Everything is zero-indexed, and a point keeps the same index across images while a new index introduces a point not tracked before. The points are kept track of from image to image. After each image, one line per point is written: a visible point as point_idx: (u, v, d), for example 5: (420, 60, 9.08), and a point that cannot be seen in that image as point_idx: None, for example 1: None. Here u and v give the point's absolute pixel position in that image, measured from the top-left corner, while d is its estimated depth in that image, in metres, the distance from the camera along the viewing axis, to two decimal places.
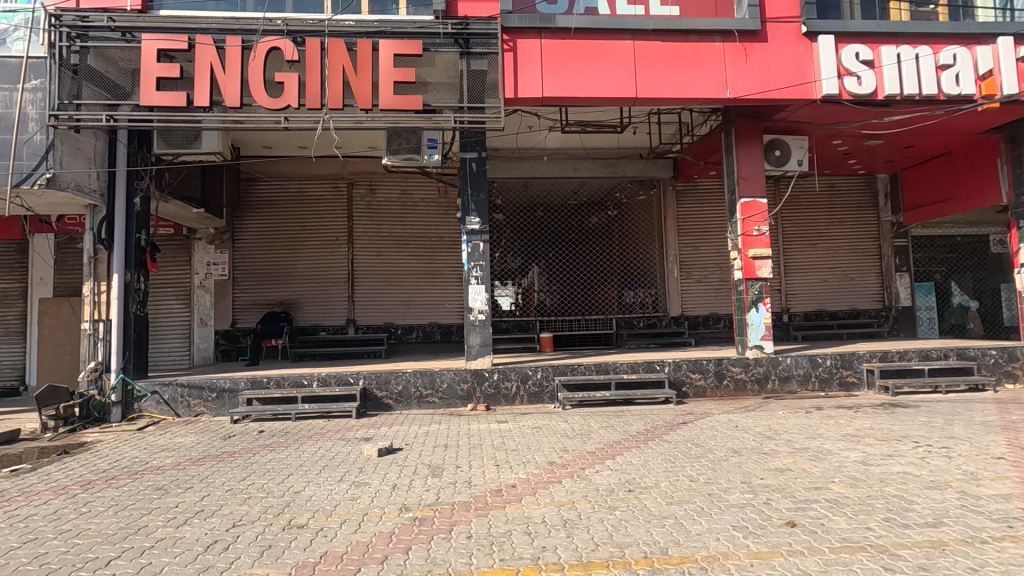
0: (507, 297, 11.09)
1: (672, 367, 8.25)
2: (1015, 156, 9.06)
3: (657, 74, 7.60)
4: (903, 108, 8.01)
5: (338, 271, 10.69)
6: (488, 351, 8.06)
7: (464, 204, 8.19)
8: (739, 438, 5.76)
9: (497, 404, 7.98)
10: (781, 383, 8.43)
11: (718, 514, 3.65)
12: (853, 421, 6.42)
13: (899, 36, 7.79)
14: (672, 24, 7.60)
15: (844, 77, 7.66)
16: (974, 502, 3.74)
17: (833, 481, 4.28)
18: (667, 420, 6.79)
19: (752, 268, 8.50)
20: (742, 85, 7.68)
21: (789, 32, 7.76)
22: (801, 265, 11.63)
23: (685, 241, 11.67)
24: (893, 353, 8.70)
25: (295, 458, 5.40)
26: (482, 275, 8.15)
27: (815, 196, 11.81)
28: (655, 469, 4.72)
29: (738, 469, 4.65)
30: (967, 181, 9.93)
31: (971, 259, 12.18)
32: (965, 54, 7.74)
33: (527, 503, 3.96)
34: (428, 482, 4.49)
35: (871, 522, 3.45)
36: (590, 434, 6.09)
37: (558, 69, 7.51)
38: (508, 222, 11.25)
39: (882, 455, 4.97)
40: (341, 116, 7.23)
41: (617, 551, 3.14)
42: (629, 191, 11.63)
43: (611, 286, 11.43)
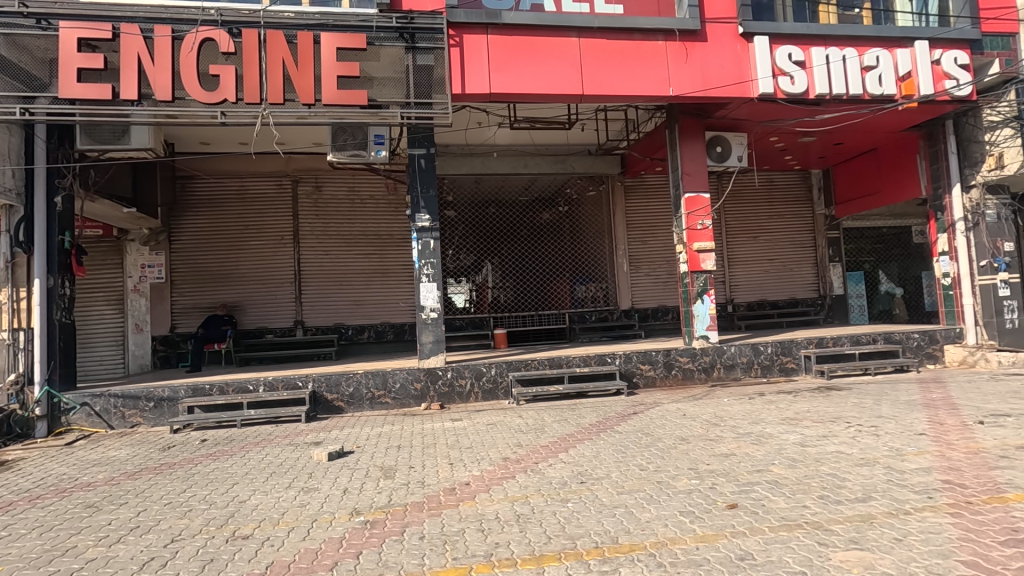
0: (461, 295, 11.08)
1: (623, 359, 8.43)
2: (932, 152, 9.78)
3: (603, 71, 7.71)
4: (832, 107, 8.46)
5: (285, 272, 10.36)
6: (441, 349, 7.99)
7: (414, 201, 8.07)
8: (686, 426, 5.95)
9: (452, 402, 7.94)
10: (726, 371, 8.76)
11: (667, 501, 3.76)
12: (792, 405, 6.75)
13: (828, 38, 8.22)
14: (617, 23, 7.73)
15: (778, 77, 8.00)
16: (899, 477, 4.00)
17: (773, 463, 4.48)
18: (619, 411, 6.94)
19: (697, 260, 8.78)
20: (685, 83, 7.91)
21: (727, 32, 8.03)
22: (743, 258, 12.10)
23: (634, 236, 11.91)
24: (828, 339, 9.20)
25: (240, 466, 5.21)
26: (434, 273, 8.07)
27: (755, 190, 12.29)
28: (606, 459, 4.81)
29: (686, 456, 4.80)
30: (892, 176, 10.58)
31: (896, 249, 12.94)
32: (887, 55, 8.23)
33: (480, 500, 3.97)
34: (380, 485, 4.42)
35: (807, 501, 3.63)
36: (544, 429, 6.15)
37: (505, 65, 7.50)
38: (459, 218, 11.17)
39: (817, 436, 5.25)
40: (282, 111, 6.98)
41: (569, 542, 3.18)
42: (579, 188, 11.81)
43: (564, 281, 11.60)
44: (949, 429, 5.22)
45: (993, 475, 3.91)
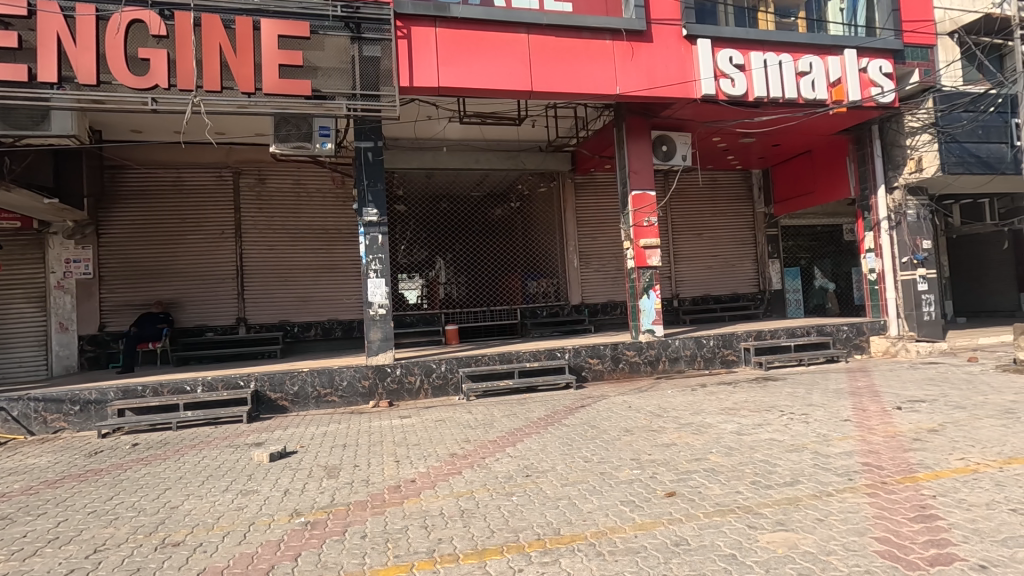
0: (413, 290, 10.99)
1: (572, 354, 8.56)
2: (861, 154, 10.36)
3: (552, 68, 7.77)
4: (770, 109, 8.81)
5: (226, 268, 9.95)
6: (390, 346, 7.89)
7: (360, 195, 7.90)
8: (631, 418, 6.10)
9: (400, 399, 7.84)
10: (670, 364, 9.03)
11: (609, 492, 3.84)
12: (732, 395, 7.05)
13: (765, 44, 8.57)
14: (565, 21, 7.79)
15: (720, 79, 8.27)
16: (825, 461, 4.24)
17: (711, 451, 4.66)
18: (567, 404, 7.04)
19: (643, 256, 9.00)
20: (631, 82, 8.06)
21: (672, 34, 8.24)
22: (689, 254, 12.49)
23: (584, 232, 12.06)
24: (765, 332, 9.63)
25: (174, 470, 4.97)
26: (382, 268, 7.94)
27: (699, 189, 12.68)
28: (552, 452, 4.88)
29: (629, 447, 4.92)
30: (825, 176, 11.15)
31: (830, 246, 13.67)
32: (820, 62, 8.64)
33: (425, 497, 3.94)
34: (323, 485, 4.32)
35: (741, 486, 3.79)
36: (492, 424, 6.16)
37: (454, 58, 7.44)
38: (411, 214, 11.05)
39: (753, 425, 5.49)
40: (220, 99, 6.68)
41: (512, 536, 3.21)
42: (530, 184, 11.84)
43: (515, 277, 11.64)
44: (871, 415, 5.57)
45: (907, 457, 4.20)
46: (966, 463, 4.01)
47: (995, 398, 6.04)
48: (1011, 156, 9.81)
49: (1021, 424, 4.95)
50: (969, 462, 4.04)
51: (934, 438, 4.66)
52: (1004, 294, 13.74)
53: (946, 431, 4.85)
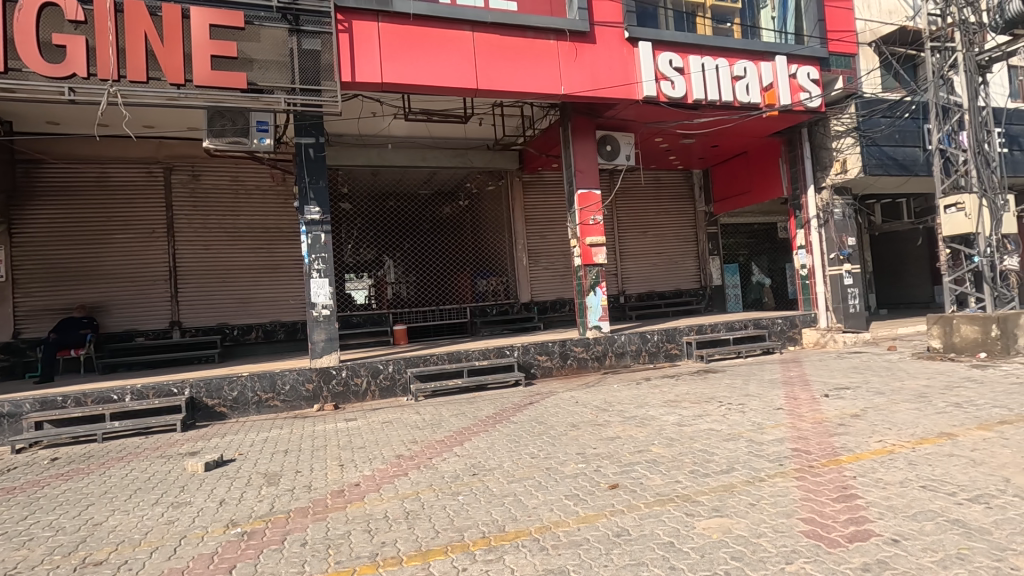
0: (361, 290, 10.83)
1: (521, 351, 8.61)
2: (792, 156, 10.90)
3: (497, 67, 7.77)
4: (708, 111, 9.14)
5: (158, 269, 9.44)
6: (335, 347, 7.69)
7: (302, 192, 7.66)
8: (578, 413, 6.21)
9: (347, 402, 7.67)
10: (617, 358, 9.24)
11: (554, 486, 3.89)
12: (675, 388, 7.28)
13: (703, 48, 8.87)
14: (510, 19, 7.82)
15: (661, 81, 8.51)
16: (758, 448, 4.45)
17: (653, 443, 4.79)
18: (516, 402, 7.08)
19: (590, 254, 9.16)
20: (575, 82, 8.17)
21: (614, 36, 8.41)
22: (634, 252, 12.80)
23: (533, 230, 12.07)
24: (706, 326, 10.00)
25: (99, 484, 4.67)
26: (325, 268, 7.74)
27: (643, 188, 13.00)
28: (499, 450, 4.89)
29: (575, 442, 5.00)
30: (760, 176, 11.67)
31: (766, 243, 14.34)
32: (754, 67, 9.04)
33: (369, 500, 3.87)
34: (262, 492, 4.17)
35: (680, 476, 3.92)
36: (440, 423, 6.13)
37: (397, 54, 7.32)
38: (357, 211, 10.85)
39: (693, 416, 5.69)
40: (146, 91, 6.32)
41: (456, 535, 3.20)
42: (479, 182, 11.81)
43: (465, 276, 11.61)
44: (802, 403, 5.88)
45: (832, 441, 4.47)
46: (883, 445, 4.30)
47: (910, 383, 6.52)
48: (924, 159, 10.61)
49: (932, 407, 5.37)
50: (886, 443, 4.33)
51: (856, 423, 4.97)
52: (920, 286, 14.87)
53: (867, 416, 5.19)
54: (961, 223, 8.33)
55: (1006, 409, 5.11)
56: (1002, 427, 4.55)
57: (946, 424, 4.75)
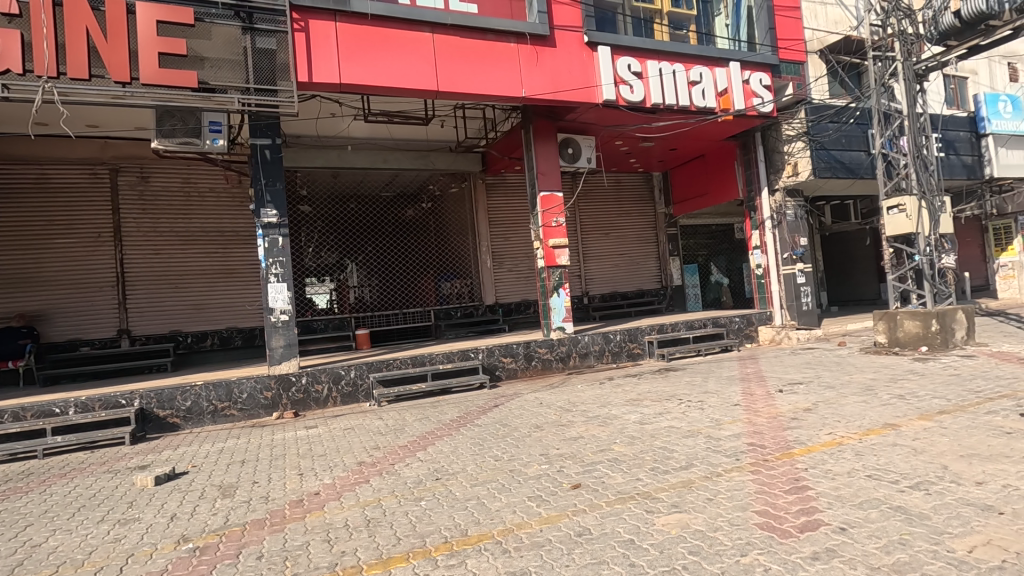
0: (323, 295, 10.65)
1: (485, 354, 8.60)
2: (746, 159, 11.25)
3: (457, 68, 7.75)
4: (666, 115, 9.33)
5: (105, 274, 9.01)
6: (294, 353, 7.51)
7: (257, 195, 7.45)
8: (542, 414, 6.24)
9: (307, 409, 7.50)
10: (580, 359, 9.33)
11: (517, 488, 3.90)
12: (637, 387, 7.41)
13: (661, 53, 9.07)
14: (470, 22, 7.81)
15: (620, 85, 8.65)
16: (716, 444, 4.56)
17: (615, 442, 4.86)
18: (480, 405, 7.07)
19: (553, 256, 9.23)
20: (536, 85, 8.23)
21: (574, 40, 8.50)
22: (597, 253, 12.96)
23: (496, 232, 12.02)
24: (667, 326, 10.21)
25: (39, 503, 4.42)
26: (283, 272, 7.55)
27: (605, 190, 13.17)
28: (463, 453, 4.87)
29: (539, 443, 5.03)
30: (716, 179, 11.99)
31: (724, 243, 14.74)
32: (709, 73, 9.29)
33: (329, 509, 3.79)
34: (216, 506, 4.03)
35: (641, 473, 3.99)
36: (404, 428, 6.05)
37: (356, 55, 7.21)
38: (317, 213, 10.64)
39: (654, 414, 5.80)
40: (89, 88, 6.04)
41: (418, 541, 3.17)
42: (441, 184, 11.73)
43: (428, 278, 11.52)
44: (757, 398, 6.07)
45: (785, 435, 4.63)
46: (833, 437, 4.48)
47: (858, 377, 6.82)
48: (868, 163, 11.13)
49: (878, 399, 5.62)
50: (835, 436, 4.51)
51: (808, 417, 5.17)
52: (868, 283, 15.55)
53: (818, 409, 5.40)
54: (902, 223, 8.79)
55: (945, 400, 5.40)
56: (940, 417, 4.80)
57: (890, 415, 4.99)
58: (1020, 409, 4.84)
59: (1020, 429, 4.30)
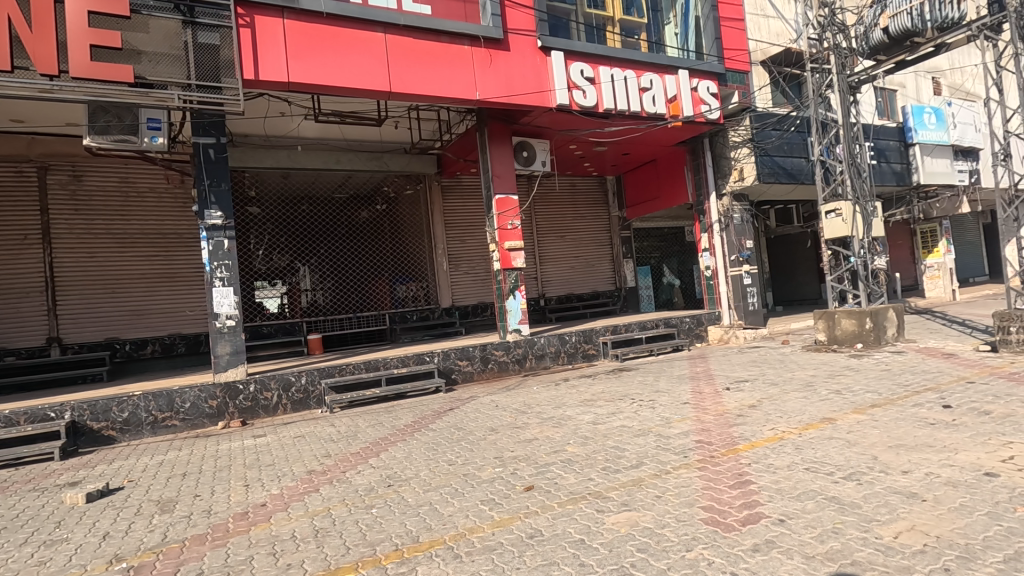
0: (274, 299, 10.43)
1: (441, 357, 8.52)
2: (695, 164, 11.60)
3: (411, 69, 7.68)
4: (618, 121, 9.51)
5: (32, 278, 8.45)
6: (241, 359, 7.24)
7: (201, 196, 7.16)
8: (497, 417, 6.24)
9: (255, 417, 7.25)
10: (536, 361, 9.38)
11: (471, 492, 3.89)
12: (591, 387, 7.51)
13: (612, 59, 9.26)
14: (423, 23, 7.75)
15: (573, 90, 8.78)
16: (666, 442, 4.68)
17: (569, 442, 4.91)
18: (435, 409, 7.01)
19: (508, 258, 9.25)
20: (490, 88, 8.24)
21: (527, 45, 8.58)
22: (553, 256, 13.08)
23: (452, 235, 11.93)
24: (621, 327, 10.40)
25: None
26: (229, 276, 7.28)
27: (560, 193, 13.31)
28: (417, 459, 4.82)
29: (493, 446, 5.03)
30: (667, 184, 12.30)
31: (676, 245, 15.17)
32: (659, 80, 9.55)
33: (276, 520, 3.67)
34: (154, 522, 3.84)
35: (593, 473, 4.05)
36: (356, 435, 5.93)
37: (305, 53, 7.03)
38: (266, 215, 10.40)
39: (607, 414, 5.90)
40: (11, 80, 5.65)
41: (368, 550, 3.11)
42: (396, 186, 11.59)
43: (383, 281, 11.37)
44: (706, 396, 6.27)
45: (731, 431, 4.79)
46: (775, 432, 4.68)
47: (799, 374, 7.13)
48: (809, 169, 11.69)
49: (817, 395, 5.90)
50: (777, 431, 4.70)
51: (753, 413, 5.37)
52: (809, 284, 16.30)
53: (762, 406, 5.62)
54: (839, 227, 9.23)
55: (877, 394, 5.71)
56: (872, 410, 5.08)
57: (827, 410, 5.24)
58: (943, 401, 5.17)
59: (942, 420, 4.59)
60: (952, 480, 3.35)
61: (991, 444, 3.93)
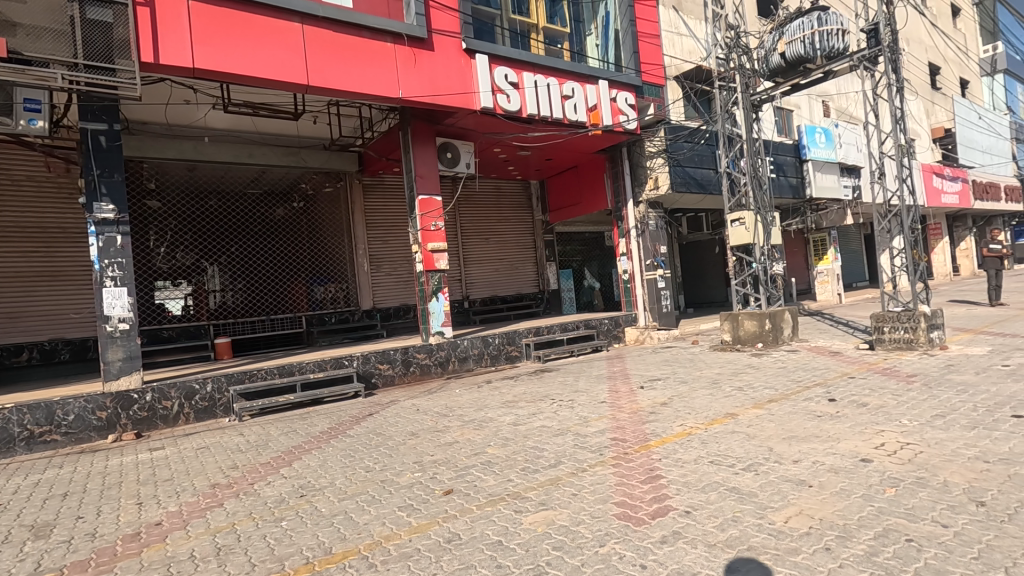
0: (177, 301, 9.71)
1: (360, 361, 8.27)
2: (614, 172, 12.05)
3: (330, 63, 7.41)
4: (541, 126, 9.70)
5: None
6: (136, 366, 6.67)
7: (89, 187, 6.51)
8: (418, 421, 6.14)
9: (152, 428, 6.69)
10: (459, 363, 9.35)
11: (388, 499, 3.79)
12: (513, 389, 7.58)
13: (536, 66, 9.44)
14: (344, 16, 7.51)
15: (497, 94, 8.85)
16: (583, 440, 4.82)
17: (490, 444, 4.93)
18: (354, 414, 6.79)
19: (432, 260, 9.14)
20: (413, 87, 8.11)
21: (452, 46, 8.54)
22: (477, 257, 13.07)
23: (374, 235, 11.62)
24: (543, 328, 10.58)
25: None
26: (122, 275, 6.67)
27: (484, 195, 13.32)
28: (332, 467, 4.65)
29: (413, 451, 4.94)
30: (588, 189, 12.69)
31: (596, 250, 15.67)
32: (580, 89, 9.83)
33: (173, 540, 3.40)
34: (26, 550, 3.42)
35: (512, 474, 4.09)
36: (267, 444, 5.63)
37: (212, 39, 6.59)
38: (168, 210, 9.64)
39: (528, 414, 5.99)
40: None
41: (276, 566, 2.95)
42: (315, 183, 11.14)
43: (300, 282, 10.84)
44: (622, 395, 6.52)
45: (644, 428, 5.02)
46: (683, 428, 4.95)
47: (707, 372, 7.58)
48: (716, 179, 12.49)
49: (722, 391, 6.31)
50: (685, 426, 4.97)
51: (664, 410, 5.65)
52: (717, 287, 17.42)
53: (672, 403, 5.93)
54: (742, 234, 9.91)
55: (773, 389, 6.19)
56: (769, 405, 5.51)
57: (730, 405, 5.62)
58: (829, 395, 5.70)
59: (827, 412, 5.07)
60: (834, 467, 3.69)
61: (867, 433, 4.37)
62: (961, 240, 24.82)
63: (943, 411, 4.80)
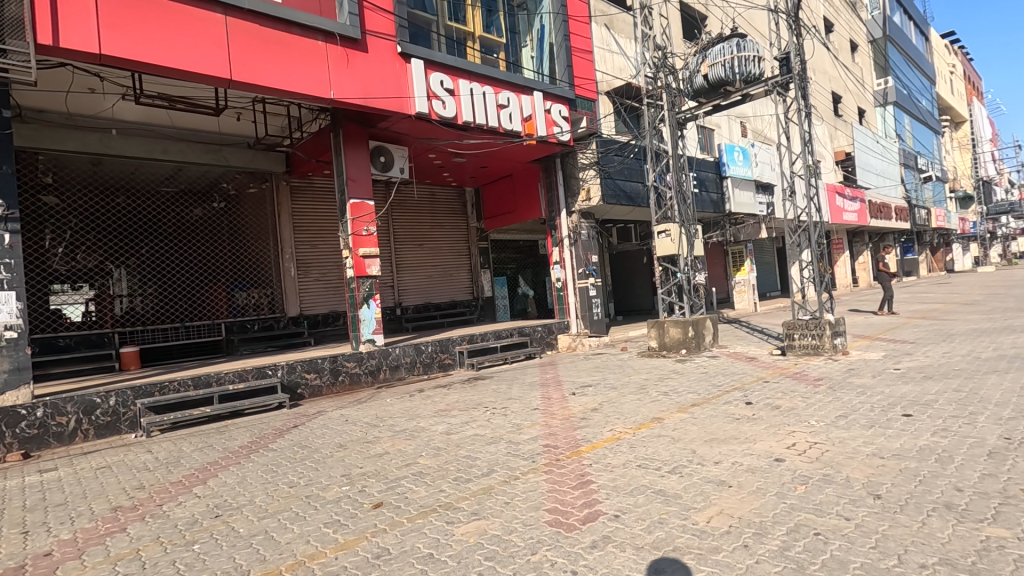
0: (77, 307, 8.85)
1: (285, 370, 7.88)
2: (548, 182, 12.26)
3: (256, 59, 7.08)
4: (476, 134, 9.70)
5: None
6: (25, 378, 6.01)
7: None
8: (346, 432, 5.93)
9: (42, 447, 6.04)
10: (391, 372, 9.13)
11: (312, 516, 3.62)
12: (445, 397, 7.49)
13: (472, 74, 9.47)
14: (272, 11, 7.21)
15: (432, 99, 8.78)
16: (515, 448, 4.83)
17: (421, 454, 4.83)
18: (277, 427, 6.45)
19: (363, 266, 8.89)
20: (346, 88, 7.90)
21: (386, 49, 8.40)
22: (410, 264, 12.86)
23: (301, 239, 11.17)
24: (477, 336, 10.55)
25: None
26: (9, 278, 6.00)
27: (419, 201, 13.14)
28: (252, 483, 4.38)
29: (341, 463, 4.76)
30: (522, 198, 12.84)
31: (530, 258, 15.86)
32: (515, 99, 9.94)
33: (65, 572, 3.07)
34: None
35: (443, 484, 4.02)
36: (179, 461, 5.24)
37: (123, 24, 6.12)
38: (67, 208, 8.75)
39: (460, 423, 5.92)
40: None
41: None
42: (238, 183, 10.54)
43: (219, 287, 10.19)
44: (554, 402, 6.60)
45: (575, 434, 5.10)
46: (612, 433, 5.07)
47: (634, 378, 7.84)
48: (644, 192, 13.01)
49: (649, 396, 6.54)
50: (615, 431, 5.10)
51: (594, 416, 5.78)
52: (644, 296, 18.12)
53: (602, 408, 6.08)
54: (668, 245, 10.35)
55: (696, 394, 6.49)
56: (692, 409, 5.76)
57: (657, 410, 5.83)
58: (746, 398, 6.04)
59: (745, 415, 5.36)
60: (751, 467, 3.91)
61: (779, 434, 4.66)
62: (859, 254, 27.26)
63: (845, 412, 5.21)
